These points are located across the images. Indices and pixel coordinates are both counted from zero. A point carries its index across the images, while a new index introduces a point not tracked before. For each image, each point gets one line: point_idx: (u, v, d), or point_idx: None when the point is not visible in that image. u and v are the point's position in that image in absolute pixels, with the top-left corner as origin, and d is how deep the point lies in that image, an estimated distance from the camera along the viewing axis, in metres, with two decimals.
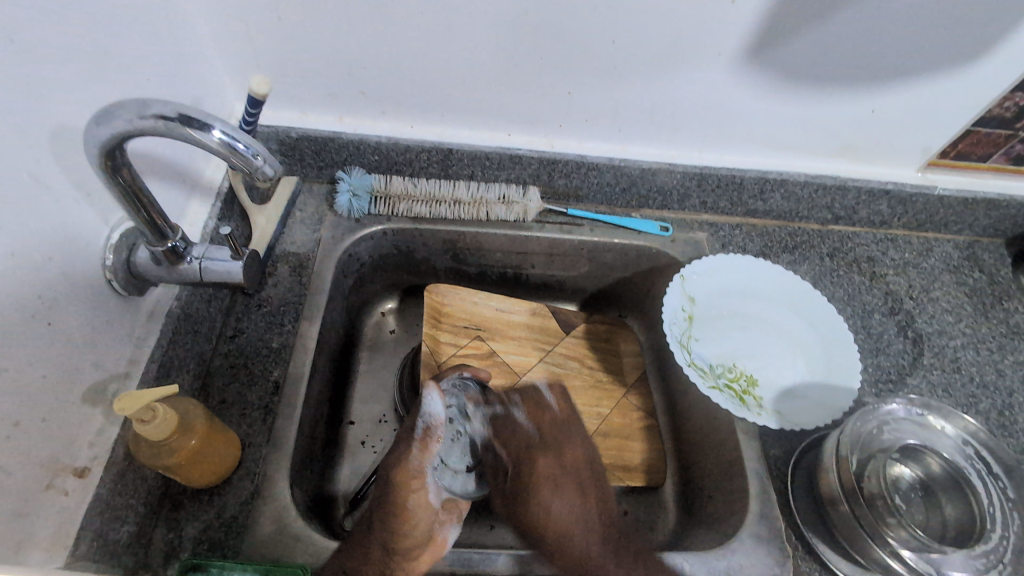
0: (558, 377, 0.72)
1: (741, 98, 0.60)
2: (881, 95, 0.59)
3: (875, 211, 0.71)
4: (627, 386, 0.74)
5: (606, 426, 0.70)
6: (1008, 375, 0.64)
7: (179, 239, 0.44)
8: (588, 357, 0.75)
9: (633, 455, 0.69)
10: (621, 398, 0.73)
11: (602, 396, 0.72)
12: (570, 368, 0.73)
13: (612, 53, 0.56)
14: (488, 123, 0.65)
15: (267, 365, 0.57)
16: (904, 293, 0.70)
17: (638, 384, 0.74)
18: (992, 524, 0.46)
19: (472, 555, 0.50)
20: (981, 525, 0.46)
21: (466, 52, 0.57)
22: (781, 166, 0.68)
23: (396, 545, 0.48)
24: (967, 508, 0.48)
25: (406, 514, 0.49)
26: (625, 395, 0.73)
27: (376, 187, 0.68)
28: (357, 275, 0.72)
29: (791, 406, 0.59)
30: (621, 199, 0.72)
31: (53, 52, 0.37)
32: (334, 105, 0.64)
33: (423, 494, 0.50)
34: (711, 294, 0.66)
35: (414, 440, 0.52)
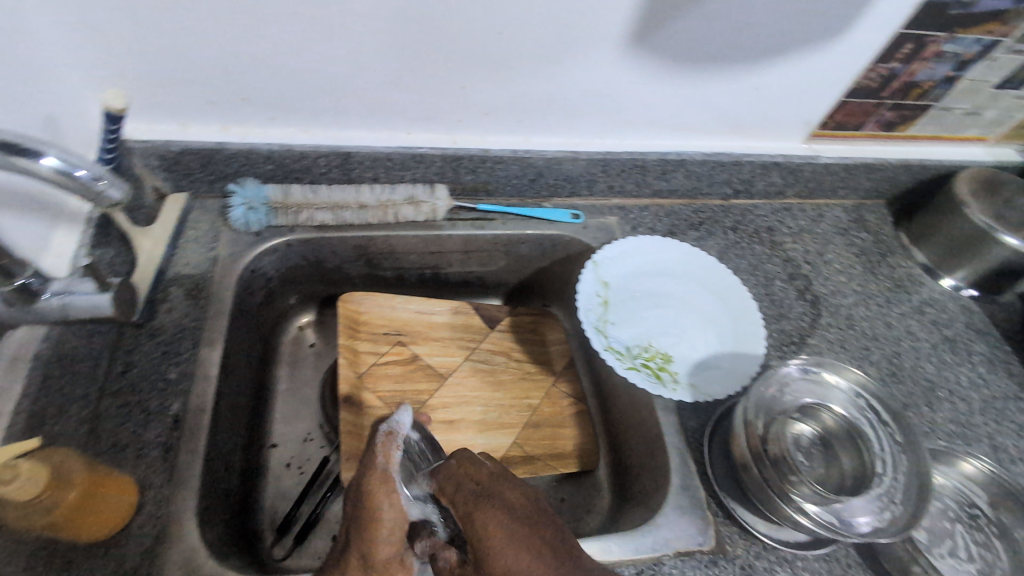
0: (485, 374, 0.72)
1: (632, 83, 0.61)
2: (761, 73, 0.62)
3: (770, 183, 0.75)
4: (555, 375, 0.75)
5: (537, 417, 0.71)
6: (895, 325, 0.69)
7: (31, 277, 0.44)
8: (515, 350, 0.75)
9: (564, 442, 0.69)
10: (551, 387, 0.73)
11: (531, 387, 0.73)
12: (497, 363, 0.73)
13: (499, 45, 0.55)
14: (385, 123, 0.63)
15: (166, 399, 0.53)
16: (801, 258, 0.74)
17: (566, 371, 0.75)
18: (883, 468, 0.50)
19: None
20: (873, 471, 0.50)
21: (349, 52, 0.55)
22: (678, 147, 0.70)
23: (371, 562, 0.43)
24: (861, 456, 0.52)
25: (379, 529, 0.43)
26: (554, 383, 0.74)
27: (272, 197, 0.64)
28: (265, 292, 0.69)
29: (704, 377, 0.61)
30: (531, 190, 0.72)
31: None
32: (215, 114, 0.60)
33: (395, 503, 0.44)
34: (624, 277, 0.67)
35: (375, 446, 0.47)
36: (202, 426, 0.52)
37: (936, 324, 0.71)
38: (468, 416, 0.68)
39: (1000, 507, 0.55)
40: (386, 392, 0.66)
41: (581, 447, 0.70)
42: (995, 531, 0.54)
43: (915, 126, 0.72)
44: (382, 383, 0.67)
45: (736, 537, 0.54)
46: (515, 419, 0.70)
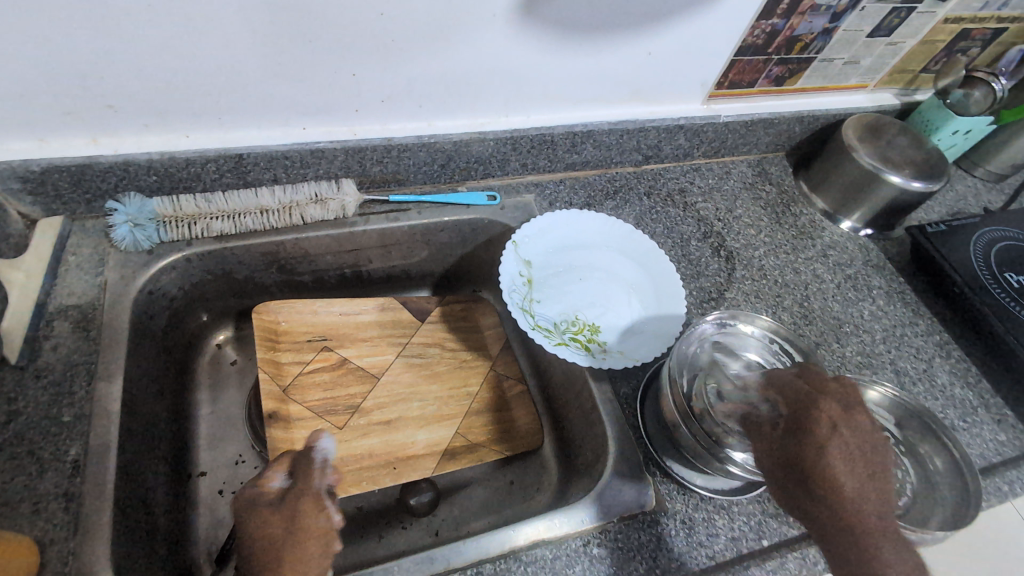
0: (419, 368, 0.71)
1: (529, 57, 0.60)
2: (653, 39, 0.62)
3: (677, 146, 0.77)
4: (491, 359, 0.74)
5: (477, 404, 0.70)
6: (803, 270, 0.73)
7: None
8: (448, 340, 0.74)
9: (507, 424, 0.69)
10: (488, 372, 0.73)
11: (468, 375, 0.72)
12: (431, 355, 0.72)
13: (383, 27, 0.53)
14: (275, 119, 0.59)
15: (61, 445, 0.48)
16: (713, 216, 0.76)
17: (502, 354, 0.75)
18: None
19: None
20: None
21: (219, 47, 0.51)
22: (585, 118, 0.70)
23: None
24: None
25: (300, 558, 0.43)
26: (492, 368, 0.73)
27: (161, 211, 0.59)
28: (169, 313, 0.64)
29: (631, 342, 0.62)
30: (443, 176, 0.70)
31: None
32: (77, 126, 0.54)
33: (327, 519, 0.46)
34: (546, 253, 0.68)
35: (310, 470, 0.49)
36: (107, 468, 0.48)
37: (838, 265, 0.75)
38: (407, 414, 0.67)
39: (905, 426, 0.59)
40: (315, 401, 0.64)
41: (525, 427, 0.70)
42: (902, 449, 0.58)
43: (802, 78, 0.75)
44: (311, 392, 0.64)
45: (674, 492, 0.56)
46: (455, 409, 0.69)
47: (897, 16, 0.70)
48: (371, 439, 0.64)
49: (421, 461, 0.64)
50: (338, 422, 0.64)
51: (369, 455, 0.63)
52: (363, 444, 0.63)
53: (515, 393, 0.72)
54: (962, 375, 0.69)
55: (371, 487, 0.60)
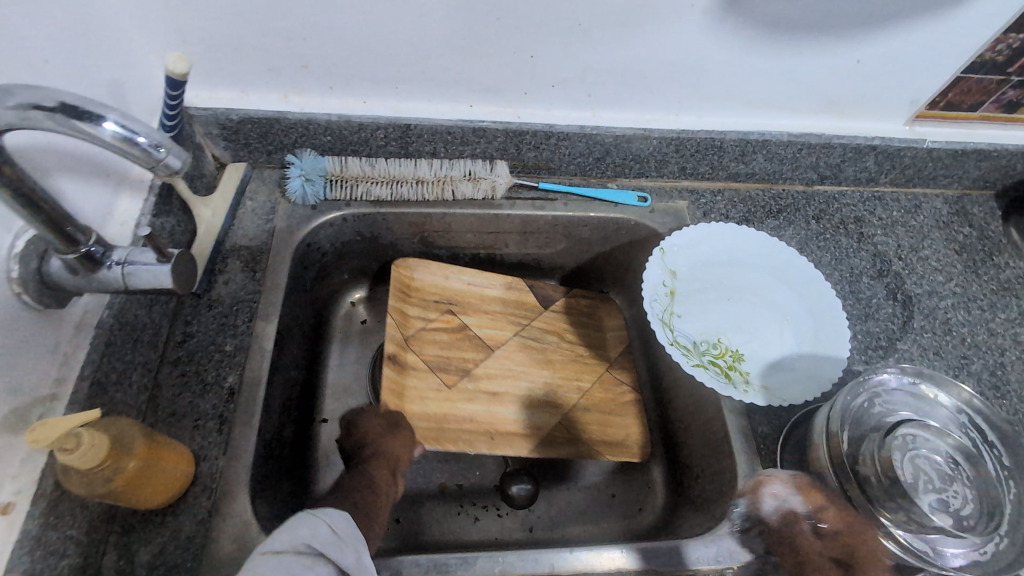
0: (535, 353, 0.69)
1: (720, 55, 0.55)
2: (868, 44, 0.55)
3: (862, 168, 0.68)
4: (610, 362, 0.71)
5: (588, 402, 0.67)
6: (1000, 333, 0.62)
7: (94, 243, 0.38)
8: (568, 332, 0.72)
9: (616, 430, 0.66)
10: (603, 375, 0.70)
11: (582, 372, 0.69)
12: (548, 343, 0.70)
13: (578, 10, 0.51)
14: (448, 95, 0.60)
15: (222, 371, 0.52)
16: (893, 254, 0.67)
17: (621, 359, 0.71)
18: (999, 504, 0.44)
19: (449, 559, 0.46)
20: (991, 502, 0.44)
21: (416, 18, 0.52)
22: (763, 125, 0.64)
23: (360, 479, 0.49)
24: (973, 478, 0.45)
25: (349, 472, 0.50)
26: (607, 370, 0.70)
27: (330, 169, 0.63)
28: (319, 266, 0.68)
29: (778, 379, 0.56)
30: (595, 170, 0.67)
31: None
32: (275, 81, 0.58)
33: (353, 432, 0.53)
34: (693, 266, 0.63)
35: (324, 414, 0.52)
36: (255, 401, 0.51)
37: None
38: (513, 390, 0.65)
39: None
40: (431, 355, 0.64)
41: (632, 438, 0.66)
42: None
43: None
44: (428, 346, 0.65)
45: None
46: (563, 399, 0.66)
47: None
48: (475, 406, 0.63)
49: (519, 440, 0.62)
50: (448, 380, 0.63)
51: (472, 420, 0.62)
52: (466, 408, 0.62)
53: (624, 399, 0.68)
54: None
55: (467, 449, 0.59)
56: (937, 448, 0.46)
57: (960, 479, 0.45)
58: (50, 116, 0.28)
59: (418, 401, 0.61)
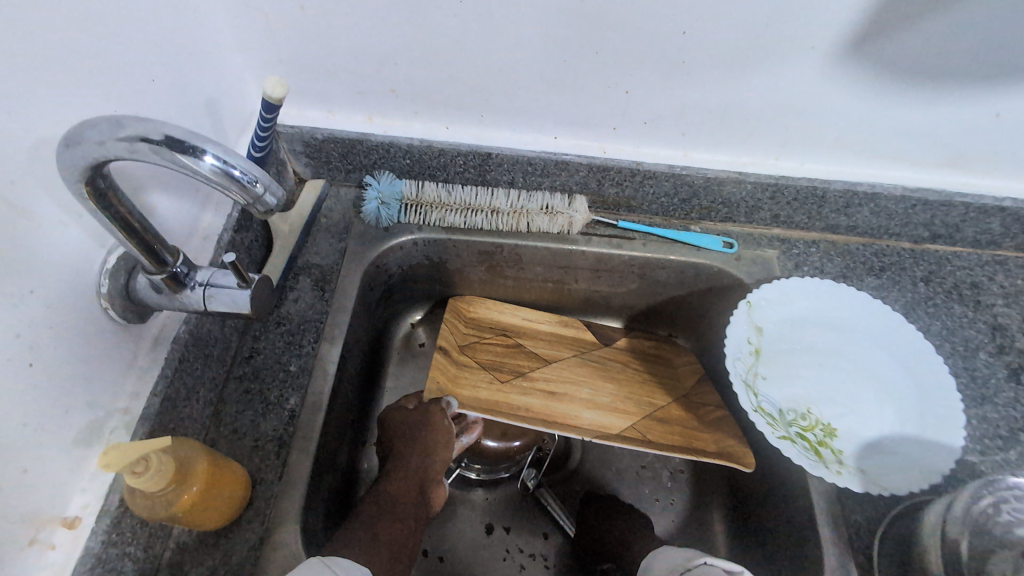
0: (596, 372, 0.65)
1: (834, 101, 0.51)
2: (1012, 97, 0.49)
3: (984, 230, 0.61)
4: (687, 391, 0.64)
5: (660, 416, 0.61)
6: None
7: (181, 264, 0.38)
8: (633, 363, 0.67)
9: (699, 442, 0.58)
10: (681, 399, 0.63)
11: (653, 394, 0.64)
12: (611, 368, 0.66)
13: (682, 48, 0.48)
14: (533, 125, 0.58)
15: (284, 392, 0.52)
16: (1016, 328, 0.59)
17: (699, 389, 0.64)
18: None
19: None
20: None
21: (511, 49, 0.50)
22: (873, 177, 0.58)
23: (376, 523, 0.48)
24: None
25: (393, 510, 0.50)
26: (684, 395, 0.64)
27: (406, 193, 0.62)
28: (385, 287, 0.67)
29: (877, 463, 0.50)
30: (679, 210, 0.64)
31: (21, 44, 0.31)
32: (362, 104, 0.58)
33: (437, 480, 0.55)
34: (782, 324, 0.58)
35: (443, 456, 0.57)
36: (315, 426, 0.50)
37: None
38: (571, 392, 0.63)
39: None
40: (484, 358, 0.64)
41: (727, 448, 0.56)
42: None
43: None
44: (481, 353, 0.64)
45: None
46: (630, 409, 0.62)
47: None
48: (531, 397, 0.61)
49: (580, 431, 0.58)
50: (501, 375, 0.62)
51: (527, 410, 0.59)
52: (521, 399, 0.60)
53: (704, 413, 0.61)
54: None
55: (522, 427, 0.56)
56: None
57: None
58: (154, 149, 0.28)
59: (470, 388, 0.60)
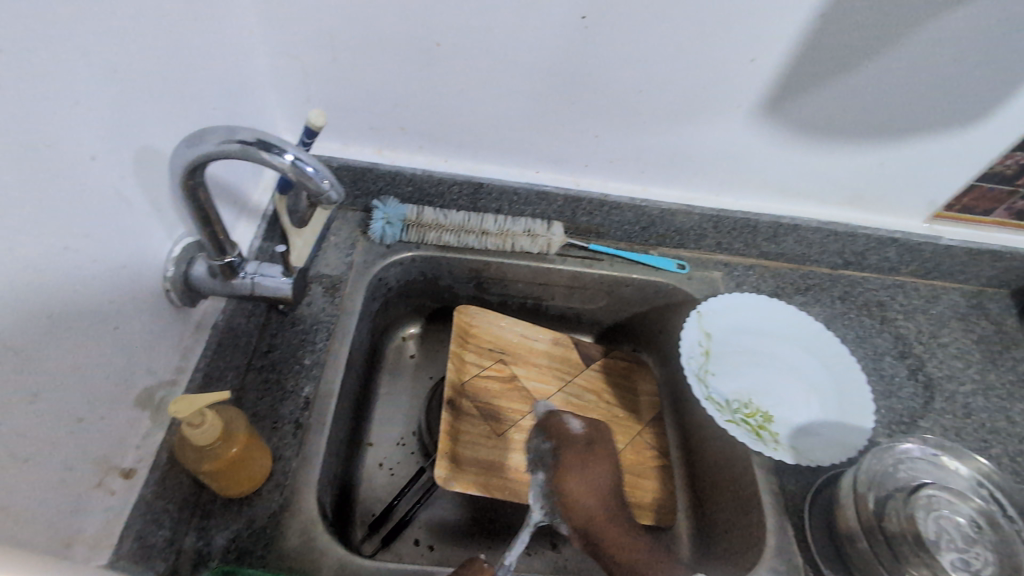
0: (575, 408, 0.73)
1: (759, 148, 0.64)
2: (889, 150, 0.64)
3: (884, 258, 0.75)
4: (643, 424, 0.75)
5: (620, 462, 0.70)
6: (1018, 421, 0.66)
7: (236, 256, 0.47)
8: (606, 392, 0.76)
9: (644, 492, 0.68)
10: (636, 435, 0.73)
11: (618, 429, 0.73)
12: (588, 400, 0.74)
13: (640, 103, 0.61)
14: (519, 161, 0.70)
15: (300, 381, 0.58)
16: (914, 338, 0.72)
17: (653, 422, 0.75)
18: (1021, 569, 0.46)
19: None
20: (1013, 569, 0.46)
21: (504, 97, 0.62)
22: (794, 212, 0.72)
23: None
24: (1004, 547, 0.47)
25: None
26: (640, 432, 0.74)
27: (408, 216, 0.71)
28: (384, 299, 0.75)
29: (805, 442, 0.60)
30: (640, 237, 0.75)
31: (137, 73, 0.39)
32: (374, 139, 0.68)
33: None
34: (727, 330, 0.68)
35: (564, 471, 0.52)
36: (328, 411, 0.56)
37: None
38: None
39: None
40: (482, 401, 0.70)
41: (658, 503, 0.68)
42: None
43: None
44: (480, 394, 0.70)
45: None
46: None
47: None
48: (519, 456, 0.67)
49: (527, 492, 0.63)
50: (496, 428, 0.68)
51: (517, 470, 0.66)
52: (511, 458, 0.66)
53: (642, 478, 0.70)
54: None
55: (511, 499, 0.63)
56: (960, 511, 0.49)
57: (982, 542, 0.47)
58: (250, 149, 0.36)
59: (469, 446, 0.66)
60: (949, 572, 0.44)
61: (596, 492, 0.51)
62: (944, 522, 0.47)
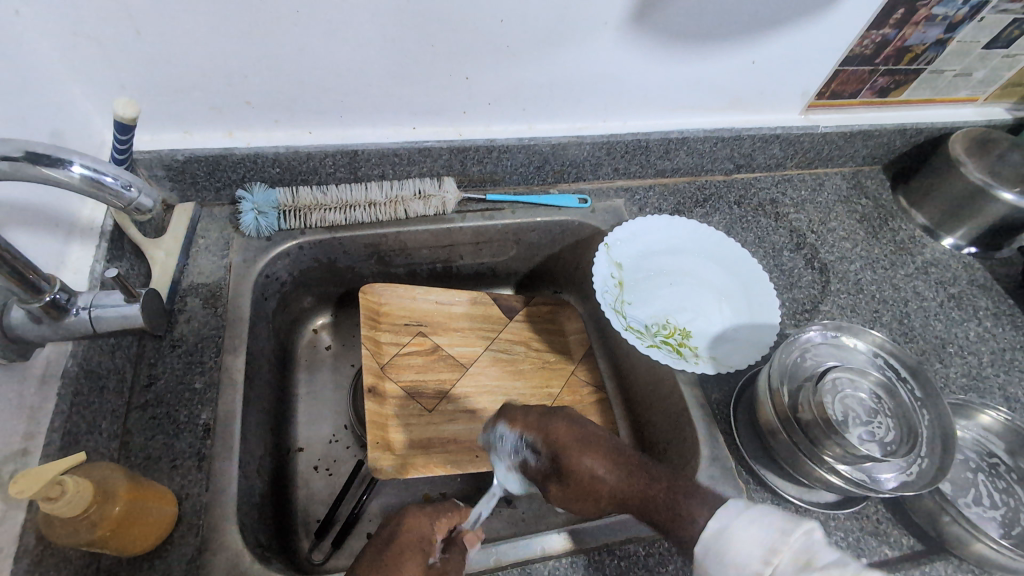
0: (505, 363, 0.72)
1: (634, 65, 0.62)
2: (760, 48, 0.63)
3: (770, 155, 0.77)
4: (574, 363, 0.75)
5: (558, 405, 0.70)
6: (902, 287, 0.71)
7: (58, 290, 0.41)
8: (534, 340, 0.75)
9: None
10: (571, 376, 0.73)
11: (551, 375, 0.73)
12: (517, 353, 0.73)
13: (504, 34, 0.56)
14: (391, 119, 0.64)
15: (194, 409, 0.52)
16: (806, 228, 0.75)
17: (585, 359, 0.75)
18: (919, 426, 0.50)
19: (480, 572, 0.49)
20: (911, 428, 0.50)
21: (355, 52, 0.55)
22: (680, 125, 0.71)
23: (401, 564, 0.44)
24: (902, 408, 0.51)
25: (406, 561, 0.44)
26: (573, 372, 0.74)
27: (282, 201, 0.64)
28: (279, 296, 0.68)
29: (723, 349, 0.62)
30: (537, 177, 0.73)
31: None
32: (219, 120, 0.59)
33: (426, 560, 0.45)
34: (637, 257, 0.68)
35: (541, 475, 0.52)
36: (234, 434, 0.51)
37: (940, 283, 0.72)
38: (490, 405, 0.68)
39: (1019, 455, 0.55)
40: (408, 381, 0.67)
41: None
42: (1015, 477, 0.54)
43: (908, 90, 0.74)
44: (405, 372, 0.67)
45: (769, 502, 0.53)
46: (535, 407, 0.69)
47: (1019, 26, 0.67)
48: (456, 426, 0.65)
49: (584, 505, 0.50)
50: (428, 404, 0.66)
51: (456, 440, 0.64)
52: (448, 430, 0.65)
53: (583, 417, 0.70)
54: None
55: (455, 471, 0.62)
56: (861, 387, 0.52)
57: (881, 411, 0.51)
58: (16, 165, 0.31)
59: (402, 428, 0.63)
60: (857, 445, 0.48)
61: (597, 480, 0.49)
62: (846, 400, 0.51)
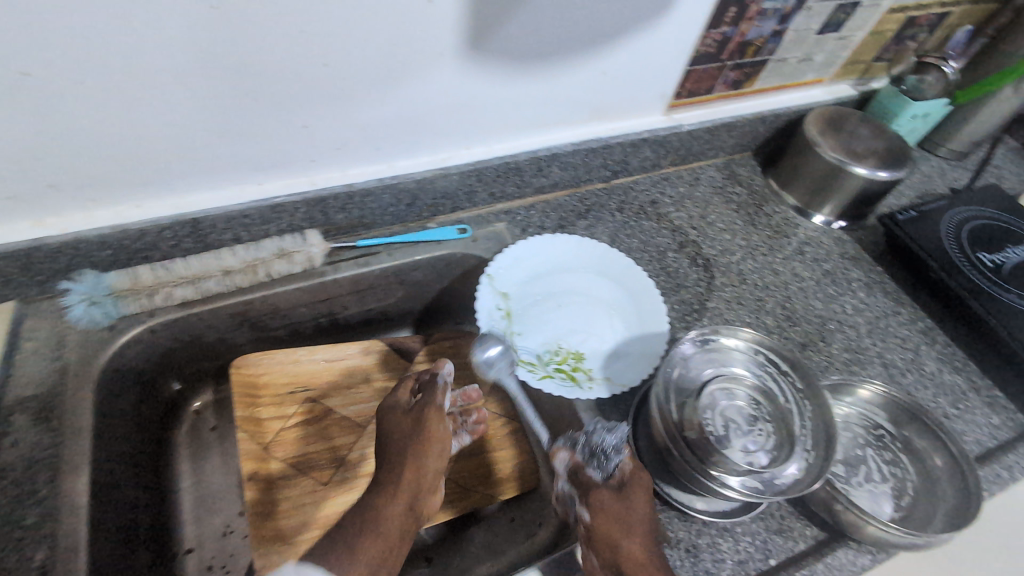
0: None
1: (482, 90, 0.60)
2: (606, 58, 0.62)
3: (643, 158, 0.77)
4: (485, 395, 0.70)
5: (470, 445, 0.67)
6: (781, 270, 0.73)
7: None
8: None
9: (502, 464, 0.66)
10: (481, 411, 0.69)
11: None
12: None
13: (332, 77, 0.52)
14: (233, 179, 0.58)
15: (26, 551, 0.45)
16: (687, 225, 0.76)
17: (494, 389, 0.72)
18: (796, 420, 0.51)
19: None
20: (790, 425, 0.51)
21: (166, 115, 0.49)
22: (547, 142, 0.70)
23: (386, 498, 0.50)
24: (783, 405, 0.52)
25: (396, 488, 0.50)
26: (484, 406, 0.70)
27: (118, 285, 0.57)
28: (138, 387, 0.61)
29: (617, 366, 0.61)
30: (411, 214, 0.69)
31: None
32: (21, 209, 0.52)
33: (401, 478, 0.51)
34: (522, 283, 0.66)
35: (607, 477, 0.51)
36: None
37: (816, 261, 0.75)
38: None
39: (901, 424, 0.58)
40: (297, 456, 0.61)
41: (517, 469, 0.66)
42: (898, 444, 0.57)
43: (759, 80, 0.76)
44: (293, 446, 0.62)
45: (675, 520, 0.52)
46: None
47: (844, 11, 0.71)
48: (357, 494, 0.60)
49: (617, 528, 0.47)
50: (323, 477, 0.61)
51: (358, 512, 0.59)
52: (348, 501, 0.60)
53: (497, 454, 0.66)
54: (949, 360, 0.68)
55: None
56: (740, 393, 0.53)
57: (762, 416, 0.52)
58: None
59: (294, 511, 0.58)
60: (739, 459, 0.48)
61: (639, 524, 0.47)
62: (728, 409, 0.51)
